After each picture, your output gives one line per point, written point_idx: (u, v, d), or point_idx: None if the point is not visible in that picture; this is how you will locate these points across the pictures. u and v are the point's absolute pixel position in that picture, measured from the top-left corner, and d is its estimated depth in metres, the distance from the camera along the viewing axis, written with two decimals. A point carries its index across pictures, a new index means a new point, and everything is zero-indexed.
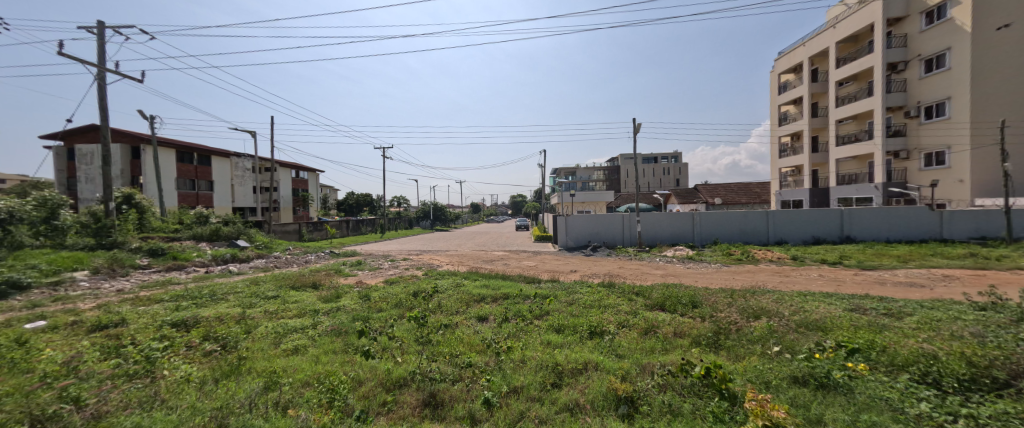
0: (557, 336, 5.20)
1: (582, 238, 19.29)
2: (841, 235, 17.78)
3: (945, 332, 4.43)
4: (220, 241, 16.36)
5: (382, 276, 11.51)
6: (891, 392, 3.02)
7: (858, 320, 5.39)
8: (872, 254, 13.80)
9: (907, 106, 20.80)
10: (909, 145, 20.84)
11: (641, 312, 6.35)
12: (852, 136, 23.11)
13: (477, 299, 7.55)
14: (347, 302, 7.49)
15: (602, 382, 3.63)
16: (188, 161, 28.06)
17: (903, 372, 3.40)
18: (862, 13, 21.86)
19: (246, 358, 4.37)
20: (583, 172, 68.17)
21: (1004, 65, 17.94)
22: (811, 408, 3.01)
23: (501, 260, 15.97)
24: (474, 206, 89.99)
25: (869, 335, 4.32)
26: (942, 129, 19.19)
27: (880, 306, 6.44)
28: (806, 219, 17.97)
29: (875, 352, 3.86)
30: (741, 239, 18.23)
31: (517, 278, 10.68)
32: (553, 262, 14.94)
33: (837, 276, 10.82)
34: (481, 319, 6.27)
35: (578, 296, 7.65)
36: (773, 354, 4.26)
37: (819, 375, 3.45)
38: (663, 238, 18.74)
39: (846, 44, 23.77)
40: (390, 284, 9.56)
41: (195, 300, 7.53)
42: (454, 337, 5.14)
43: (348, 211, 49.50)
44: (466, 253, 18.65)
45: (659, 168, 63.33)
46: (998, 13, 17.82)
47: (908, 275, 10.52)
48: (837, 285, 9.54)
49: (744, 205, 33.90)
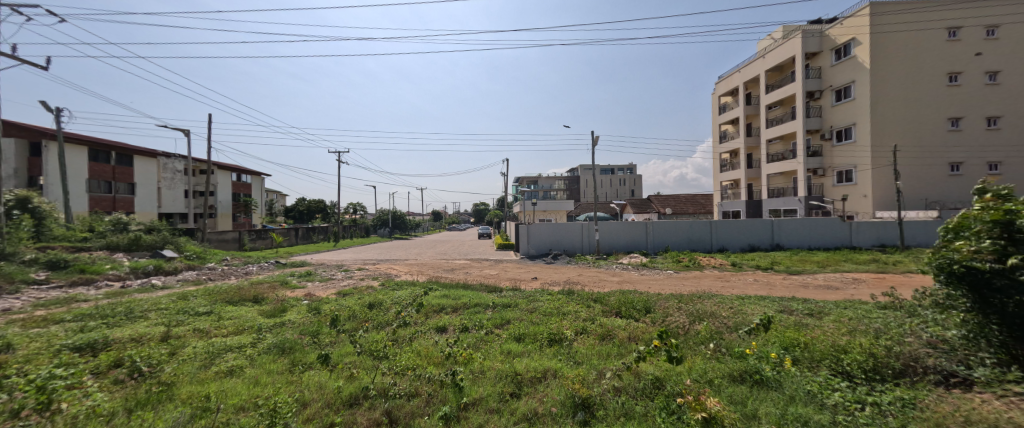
0: (517, 345, 5.19)
1: (543, 246, 19.62)
2: (772, 243, 19.64)
3: (855, 328, 5.07)
4: (142, 251, 14.56)
5: (335, 288, 10.87)
6: (814, 385, 3.36)
7: (787, 320, 5.99)
8: (797, 260, 15.38)
9: (823, 130, 23.65)
10: (825, 164, 23.61)
11: (599, 318, 6.54)
12: (779, 155, 25.78)
13: (437, 310, 7.35)
14: (294, 316, 6.99)
15: (560, 389, 3.68)
16: (104, 161, 24.79)
17: (822, 366, 3.80)
18: (785, 46, 24.75)
19: (170, 383, 3.88)
20: (545, 181, 69.51)
21: (895, 97, 20.85)
22: (747, 403, 3.26)
23: (463, 269, 15.69)
24: (435, 214, 88.10)
25: (794, 334, 4.79)
26: (850, 151, 22.01)
27: (803, 307, 7.17)
28: (743, 228, 19.64)
29: (798, 349, 4.29)
30: (689, 246, 19.54)
31: (479, 287, 10.47)
32: (515, 271, 14.98)
33: (769, 280, 11.93)
34: (440, 330, 6.13)
35: (538, 304, 7.72)
36: (715, 355, 4.56)
37: (755, 372, 3.76)
38: (620, 246, 19.54)
39: (774, 72, 26.62)
40: (343, 296, 9.05)
41: (107, 319, 6.59)
42: (411, 349, 4.97)
43: (298, 218, 46.44)
44: (427, 262, 18.14)
45: (616, 179, 66.64)
46: (892, 53, 20.72)
47: (827, 279, 11.86)
48: (769, 289, 10.50)
49: (690, 214, 36.49)
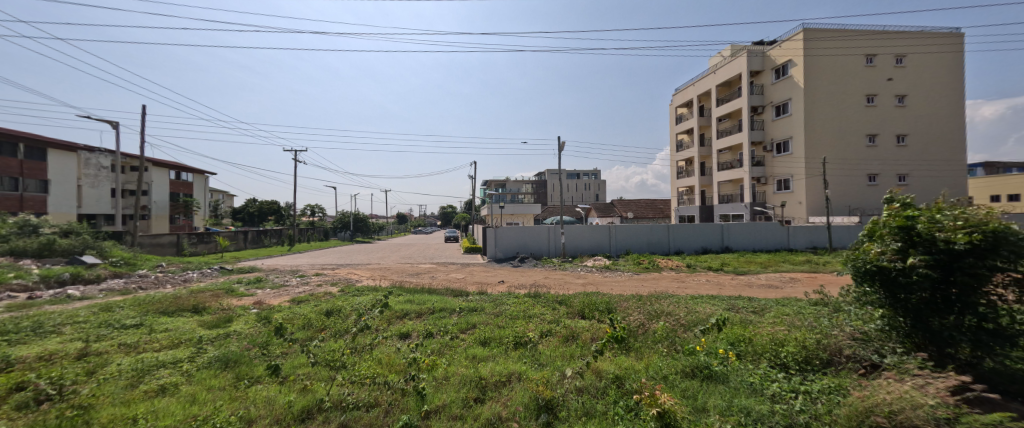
0: (482, 350, 5.17)
1: (510, 249, 19.71)
2: (722, 245, 21.04)
3: (790, 323, 5.56)
4: (55, 257, 12.90)
5: (288, 295, 10.24)
6: (755, 377, 3.66)
7: (734, 317, 6.46)
8: (743, 261, 16.59)
9: (765, 142, 25.77)
10: (767, 173, 25.71)
11: (563, 320, 6.69)
12: (728, 164, 27.75)
13: (400, 316, 7.15)
14: (240, 327, 6.49)
15: (523, 392, 3.72)
16: (9, 154, 21.84)
17: (762, 359, 4.13)
18: (733, 64, 26.78)
19: (88, 406, 3.47)
20: (512, 184, 69.96)
21: (825, 114, 23.13)
22: (697, 397, 3.48)
23: (428, 273, 15.37)
24: (400, 217, 85.82)
25: (738, 330, 5.18)
26: (788, 161, 24.13)
27: (748, 305, 7.76)
28: (697, 232, 20.88)
29: (742, 343, 4.64)
30: (648, 249, 20.45)
31: (444, 291, 10.27)
32: (481, 274, 14.90)
33: (720, 280, 12.77)
34: (402, 337, 5.97)
35: (505, 307, 7.74)
36: (670, 352, 4.81)
37: (704, 367, 4.02)
38: (584, 249, 20.06)
39: (723, 87, 28.68)
40: (298, 304, 8.55)
41: (7, 336, 5.75)
42: (371, 357, 4.79)
43: (248, 221, 43.33)
44: (390, 267, 17.59)
45: (581, 183, 68.51)
46: (823, 74, 22.97)
47: (768, 278, 12.92)
48: (720, 288, 11.26)
49: (649, 218, 38.25)
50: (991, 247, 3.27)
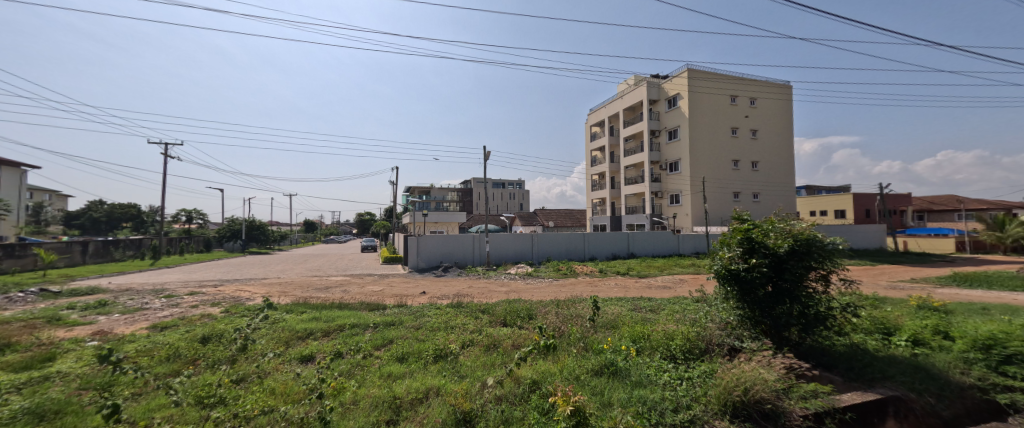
0: (399, 367, 4.91)
1: (433, 259, 19.16)
2: (628, 251, 23.41)
3: (679, 319, 6.43)
4: None
5: (150, 320, 8.37)
6: (651, 369, 4.15)
7: (635, 316, 7.23)
8: (645, 266, 18.64)
9: (661, 161, 29.58)
10: (663, 188, 29.48)
11: (485, 329, 6.72)
12: (633, 179, 31.14)
13: (303, 337, 6.38)
14: (70, 366, 5.08)
15: (440, 407, 3.63)
16: None
17: (656, 352, 4.70)
18: (636, 91, 30.35)
19: None
20: (437, 191, 68.31)
21: (705, 140, 27.51)
22: (603, 393, 3.80)
23: (339, 286, 14.03)
24: (308, 225, 77.19)
25: (638, 328, 5.81)
26: (678, 179, 28.03)
27: (648, 304, 8.77)
28: (608, 239, 22.89)
29: (642, 339, 5.22)
30: (568, 256, 21.74)
31: (358, 306, 9.49)
32: (401, 286, 14.15)
33: (626, 284, 14.17)
34: (304, 360, 5.35)
35: (425, 319, 7.48)
36: (582, 353, 5.17)
37: (610, 364, 4.41)
38: (507, 257, 20.48)
39: (629, 111, 32.26)
40: (164, 331, 7.04)
41: None
42: (262, 388, 4.18)
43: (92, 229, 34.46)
44: (293, 281, 15.63)
45: (506, 193, 70.08)
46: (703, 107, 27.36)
47: (664, 280, 14.74)
48: (626, 291, 12.49)
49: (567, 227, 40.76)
50: (805, 251, 4.28)
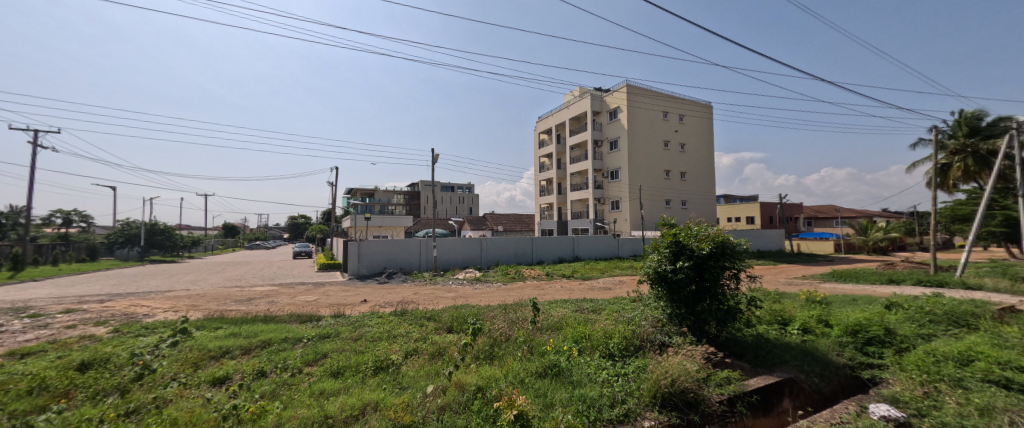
0: (333, 382, 4.56)
1: (376, 264, 18.18)
2: (573, 255, 24.32)
3: (617, 318, 6.82)
4: None
5: (7, 347, 6.79)
6: (591, 368, 4.35)
7: (578, 317, 7.53)
8: (588, 268, 19.53)
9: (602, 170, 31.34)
10: (603, 195, 31.21)
11: (431, 336, 6.52)
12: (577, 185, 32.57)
13: (219, 357, 5.64)
14: None
15: (378, 422, 3.43)
16: None
17: (595, 350, 4.95)
18: (581, 103, 31.90)
19: None
20: (381, 194, 65.13)
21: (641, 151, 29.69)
22: (546, 394, 3.89)
23: (265, 297, 12.66)
24: (229, 229, 68.85)
25: (580, 328, 6.06)
26: (617, 186, 29.88)
27: (590, 305, 9.20)
28: (554, 243, 23.56)
29: (583, 339, 5.46)
30: (516, 260, 22.00)
31: (288, 319, 8.63)
32: (339, 294, 13.19)
33: (571, 286, 14.72)
34: (218, 383, 4.73)
35: (366, 330, 7.05)
36: (527, 356, 5.25)
37: (554, 365, 4.54)
38: (455, 262, 20.15)
39: (573, 121, 33.76)
40: (27, 359, 5.74)
41: None
42: (162, 418, 3.61)
43: None
44: (208, 292, 13.77)
45: (455, 196, 69.07)
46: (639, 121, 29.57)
47: (605, 282, 15.57)
48: (571, 293, 12.96)
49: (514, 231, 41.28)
50: (721, 253, 4.82)
